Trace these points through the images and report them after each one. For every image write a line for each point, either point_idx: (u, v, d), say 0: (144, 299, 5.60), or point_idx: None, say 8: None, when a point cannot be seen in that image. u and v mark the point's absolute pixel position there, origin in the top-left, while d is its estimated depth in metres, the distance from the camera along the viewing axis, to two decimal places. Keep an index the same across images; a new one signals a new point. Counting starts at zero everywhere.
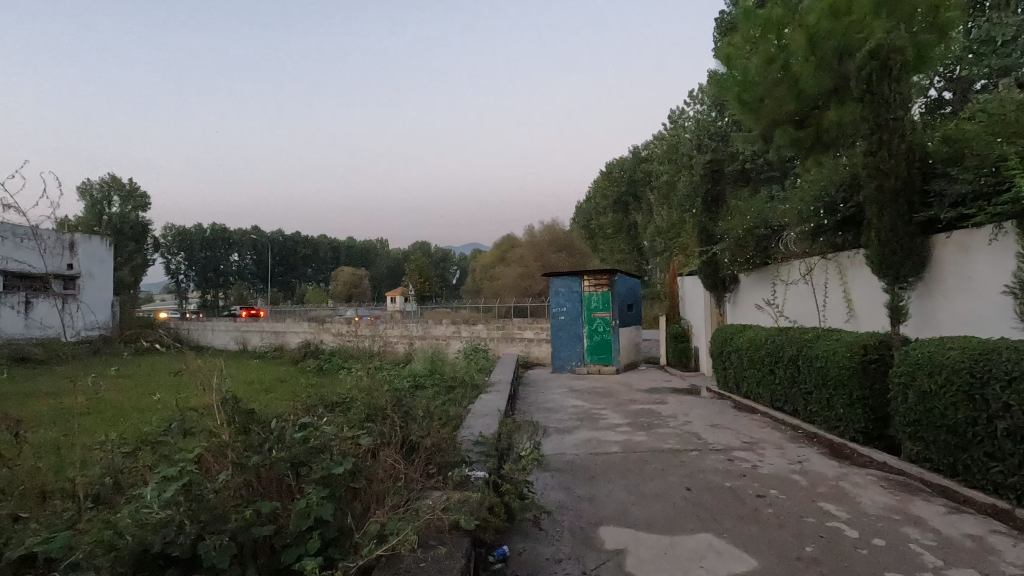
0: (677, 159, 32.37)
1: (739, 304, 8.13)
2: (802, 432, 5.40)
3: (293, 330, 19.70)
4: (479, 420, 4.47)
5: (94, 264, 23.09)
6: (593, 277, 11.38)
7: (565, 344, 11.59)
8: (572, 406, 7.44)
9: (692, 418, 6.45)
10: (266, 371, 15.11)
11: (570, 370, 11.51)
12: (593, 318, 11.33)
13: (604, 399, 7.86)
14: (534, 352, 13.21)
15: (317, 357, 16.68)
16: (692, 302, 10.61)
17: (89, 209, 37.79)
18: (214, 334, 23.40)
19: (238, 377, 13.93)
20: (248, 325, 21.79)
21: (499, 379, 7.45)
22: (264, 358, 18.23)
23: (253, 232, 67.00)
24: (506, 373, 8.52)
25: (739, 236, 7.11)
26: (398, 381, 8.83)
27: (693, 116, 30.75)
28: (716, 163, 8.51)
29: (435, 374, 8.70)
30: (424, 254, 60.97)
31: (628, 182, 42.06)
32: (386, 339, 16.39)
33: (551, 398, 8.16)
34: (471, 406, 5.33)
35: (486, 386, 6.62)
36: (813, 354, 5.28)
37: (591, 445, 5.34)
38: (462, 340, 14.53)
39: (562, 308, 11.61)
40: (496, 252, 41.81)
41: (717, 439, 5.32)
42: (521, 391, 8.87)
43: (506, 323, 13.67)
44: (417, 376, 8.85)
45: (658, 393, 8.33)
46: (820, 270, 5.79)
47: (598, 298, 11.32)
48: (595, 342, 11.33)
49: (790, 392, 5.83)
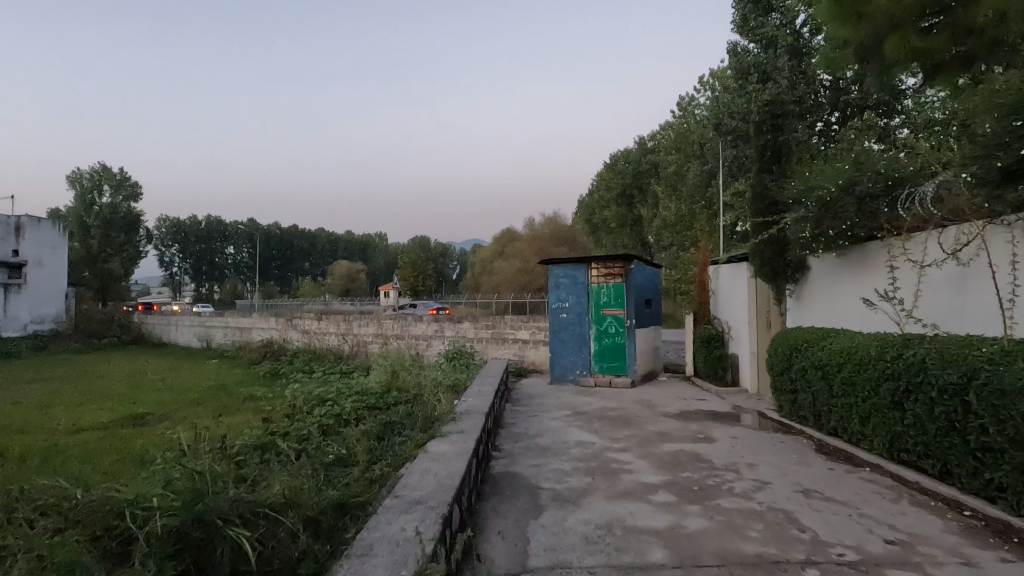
0: (689, 148, 30.09)
1: (812, 298, 5.85)
2: (985, 523, 3.12)
3: (259, 327, 17.37)
4: (390, 536, 2.14)
5: (44, 251, 20.88)
6: (603, 265, 9.12)
7: (566, 348, 9.30)
8: (577, 445, 5.12)
9: (765, 474, 4.14)
10: (215, 376, 12.77)
11: (573, 380, 9.22)
12: (603, 317, 9.07)
13: (622, 432, 5.54)
14: (530, 357, 10.90)
15: (279, 359, 14.34)
16: (729, 297, 8.45)
17: (79, 199, 35.08)
18: (178, 330, 21.08)
19: (178, 384, 11.64)
20: (212, 321, 19.46)
21: (473, 403, 5.12)
22: (223, 359, 15.92)
23: (246, 224, 64.76)
24: (487, 388, 6.23)
25: (826, 200, 4.79)
26: (341, 399, 6.59)
27: (706, 104, 28.47)
28: (775, 104, 6.16)
29: (392, 393, 6.43)
30: (421, 248, 58.62)
31: (632, 174, 39.75)
32: (358, 339, 14.07)
33: (547, 429, 5.85)
34: (402, 474, 3.02)
35: (446, 419, 4.29)
36: (1006, 389, 3.00)
37: (612, 540, 3.05)
38: (443, 341, 12.21)
39: (563, 304, 9.36)
40: (494, 246, 39.43)
41: (838, 537, 3.00)
42: (507, 416, 6.60)
43: (495, 322, 11.38)
44: (366, 395, 6.55)
45: (695, 421, 6.04)
46: (997, 243, 3.49)
47: (610, 291, 9.06)
48: (604, 345, 9.05)
49: (941, 444, 3.54)
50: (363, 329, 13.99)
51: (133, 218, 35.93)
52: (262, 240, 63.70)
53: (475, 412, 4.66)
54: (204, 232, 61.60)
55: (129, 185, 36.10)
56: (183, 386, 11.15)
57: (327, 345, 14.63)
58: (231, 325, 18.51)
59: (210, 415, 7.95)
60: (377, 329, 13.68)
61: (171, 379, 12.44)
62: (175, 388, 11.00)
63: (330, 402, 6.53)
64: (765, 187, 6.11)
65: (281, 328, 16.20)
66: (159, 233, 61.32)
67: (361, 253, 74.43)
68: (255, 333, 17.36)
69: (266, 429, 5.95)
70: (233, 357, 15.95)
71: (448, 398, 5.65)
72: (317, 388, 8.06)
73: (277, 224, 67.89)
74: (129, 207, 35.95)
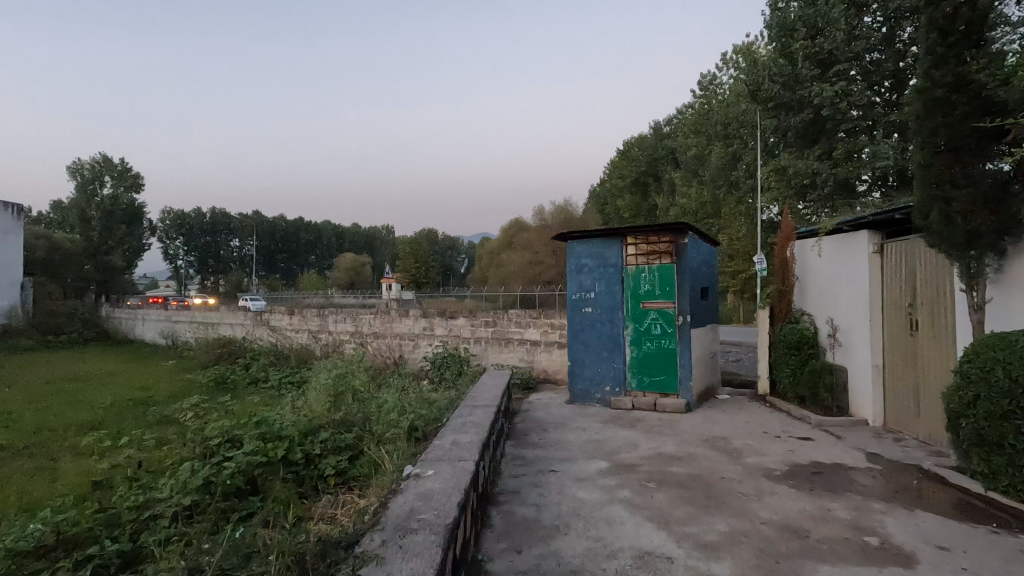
0: (713, 129, 27.51)
1: None
2: None
3: (224, 323, 14.98)
4: None
5: None
6: (645, 241, 6.57)
7: (591, 354, 6.79)
8: (639, 572, 2.56)
9: None
10: (158, 382, 10.37)
11: (601, 400, 6.67)
12: (643, 313, 6.53)
13: (715, 531, 2.97)
14: (541, 364, 8.35)
15: (237, 362, 11.92)
16: (823, 281, 5.95)
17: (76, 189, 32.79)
18: (145, 325, 18.73)
19: (104, 393, 9.27)
20: (177, 315, 17.11)
21: (432, 485, 2.56)
22: (181, 360, 13.55)
23: (249, 215, 62.64)
24: (474, 428, 3.69)
25: None
26: (236, 439, 4.09)
27: (735, 80, 25.84)
28: None
29: (315, 446, 3.94)
30: (427, 239, 55.93)
31: (647, 160, 37.10)
32: (333, 339, 11.60)
33: (575, 514, 3.29)
34: None
35: (337, 573, 1.70)
36: None
37: None
38: (429, 343, 9.73)
39: (589, 294, 6.87)
40: (502, 237, 36.66)
41: None
42: (505, 475, 4.07)
43: (495, 319, 8.84)
44: (275, 436, 4.08)
45: (829, 496, 3.47)
46: None
47: (654, 276, 6.49)
48: (645, 352, 6.50)
49: None
50: (338, 326, 11.52)
51: (132, 210, 33.79)
52: (263, 232, 61.51)
53: (425, 526, 2.08)
54: (208, 225, 59.88)
55: (130, 176, 33.93)
56: (103, 398, 8.75)
57: (297, 346, 12.18)
58: (198, 321, 16.13)
59: (87, 451, 5.56)
60: (354, 326, 11.20)
61: (101, 386, 10.07)
62: (92, 400, 8.61)
63: (220, 447, 4.04)
64: (964, 87, 3.48)
65: (249, 323, 13.77)
66: (161, 224, 59.27)
67: (365, 246, 71.90)
68: (223, 329, 14.92)
69: (90, 511, 3.45)
70: (192, 357, 13.55)
71: (395, 472, 3.11)
72: (238, 413, 5.61)
73: (280, 216, 65.83)
74: (131, 198, 33.75)
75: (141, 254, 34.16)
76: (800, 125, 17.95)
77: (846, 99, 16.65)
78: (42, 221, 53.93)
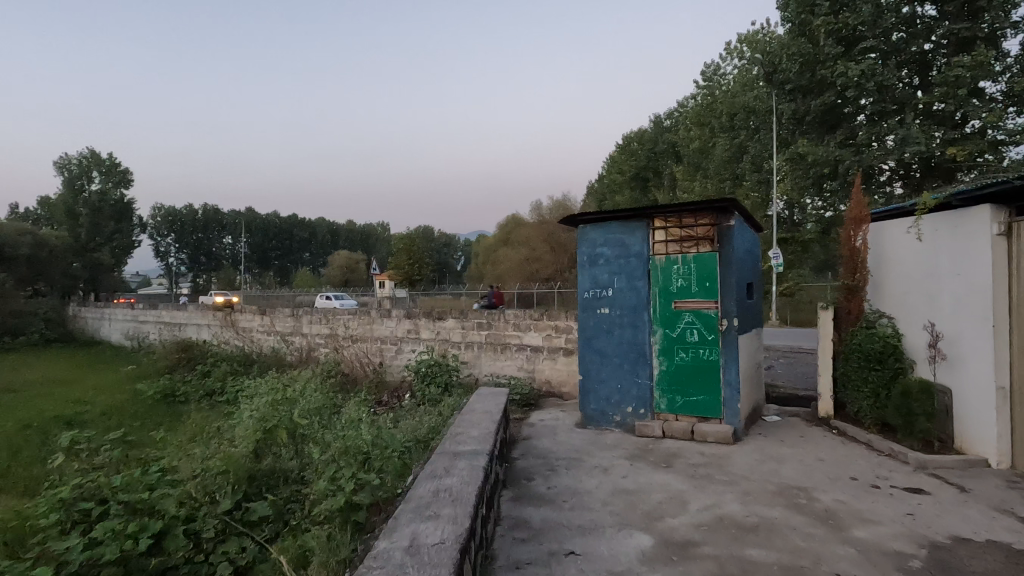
0: (717, 119, 26.14)
1: None
2: None
3: (192, 325, 13.49)
4: None
5: None
6: (677, 224, 5.19)
7: (608, 367, 5.43)
8: None
9: None
10: (102, 394, 8.95)
11: (620, 424, 5.32)
12: (676, 315, 5.16)
13: None
14: (544, 375, 6.96)
15: (197, 369, 10.45)
16: (915, 274, 4.61)
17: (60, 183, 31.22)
18: (113, 326, 17.21)
19: (29, 409, 7.81)
20: (144, 316, 15.61)
21: None
22: (140, 366, 12.07)
23: (240, 212, 60.99)
24: (451, 504, 2.30)
25: None
26: (92, 509, 2.69)
27: (743, 67, 24.49)
28: None
29: (210, 527, 2.63)
30: (421, 236, 54.41)
31: (648, 155, 35.71)
32: (307, 343, 10.19)
33: None
34: None
35: None
36: None
37: None
38: (411, 349, 8.33)
39: (605, 291, 5.49)
40: (500, 234, 35.20)
41: None
42: (500, 565, 2.67)
43: (488, 321, 7.44)
44: (152, 505, 2.72)
45: None
46: None
47: (689, 269, 5.12)
48: (677, 365, 5.13)
49: None
50: (312, 328, 10.11)
51: (123, 206, 32.27)
52: (254, 229, 59.88)
53: None
54: (201, 222, 58.25)
55: (119, 171, 32.53)
56: (22, 416, 7.29)
57: (266, 351, 10.72)
58: (164, 322, 14.60)
59: None
60: (329, 328, 9.78)
61: (32, 399, 8.61)
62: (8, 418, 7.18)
63: (64, 525, 2.62)
64: None
65: (217, 325, 12.31)
66: (151, 221, 57.58)
67: (359, 243, 70.35)
68: (191, 332, 13.44)
69: None
70: (152, 362, 12.06)
71: None
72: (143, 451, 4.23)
73: (273, 213, 64.27)
74: (119, 194, 32.17)
75: (131, 252, 32.56)
76: (819, 109, 16.62)
77: (873, 79, 15.20)
78: (30, 216, 52.25)
